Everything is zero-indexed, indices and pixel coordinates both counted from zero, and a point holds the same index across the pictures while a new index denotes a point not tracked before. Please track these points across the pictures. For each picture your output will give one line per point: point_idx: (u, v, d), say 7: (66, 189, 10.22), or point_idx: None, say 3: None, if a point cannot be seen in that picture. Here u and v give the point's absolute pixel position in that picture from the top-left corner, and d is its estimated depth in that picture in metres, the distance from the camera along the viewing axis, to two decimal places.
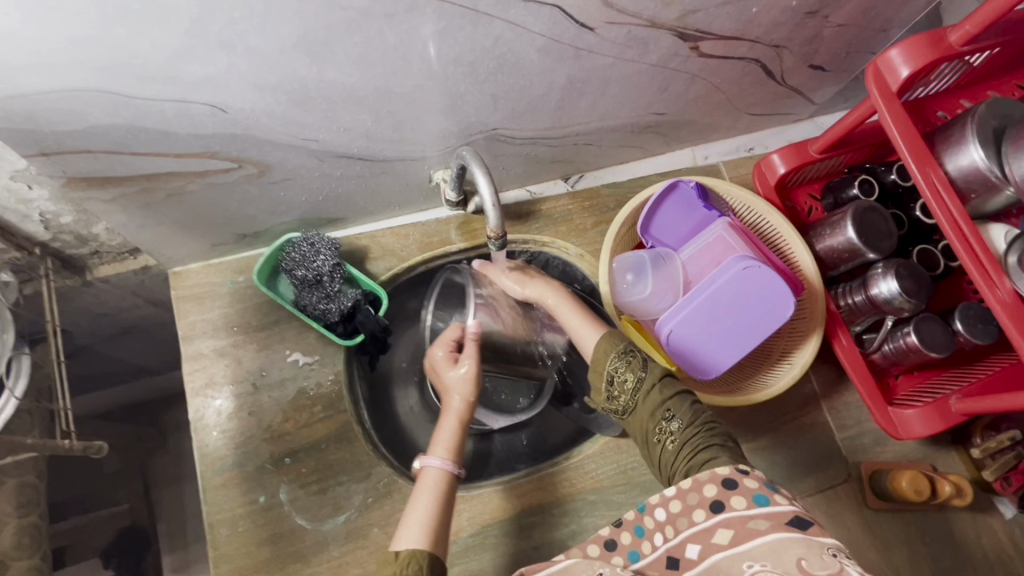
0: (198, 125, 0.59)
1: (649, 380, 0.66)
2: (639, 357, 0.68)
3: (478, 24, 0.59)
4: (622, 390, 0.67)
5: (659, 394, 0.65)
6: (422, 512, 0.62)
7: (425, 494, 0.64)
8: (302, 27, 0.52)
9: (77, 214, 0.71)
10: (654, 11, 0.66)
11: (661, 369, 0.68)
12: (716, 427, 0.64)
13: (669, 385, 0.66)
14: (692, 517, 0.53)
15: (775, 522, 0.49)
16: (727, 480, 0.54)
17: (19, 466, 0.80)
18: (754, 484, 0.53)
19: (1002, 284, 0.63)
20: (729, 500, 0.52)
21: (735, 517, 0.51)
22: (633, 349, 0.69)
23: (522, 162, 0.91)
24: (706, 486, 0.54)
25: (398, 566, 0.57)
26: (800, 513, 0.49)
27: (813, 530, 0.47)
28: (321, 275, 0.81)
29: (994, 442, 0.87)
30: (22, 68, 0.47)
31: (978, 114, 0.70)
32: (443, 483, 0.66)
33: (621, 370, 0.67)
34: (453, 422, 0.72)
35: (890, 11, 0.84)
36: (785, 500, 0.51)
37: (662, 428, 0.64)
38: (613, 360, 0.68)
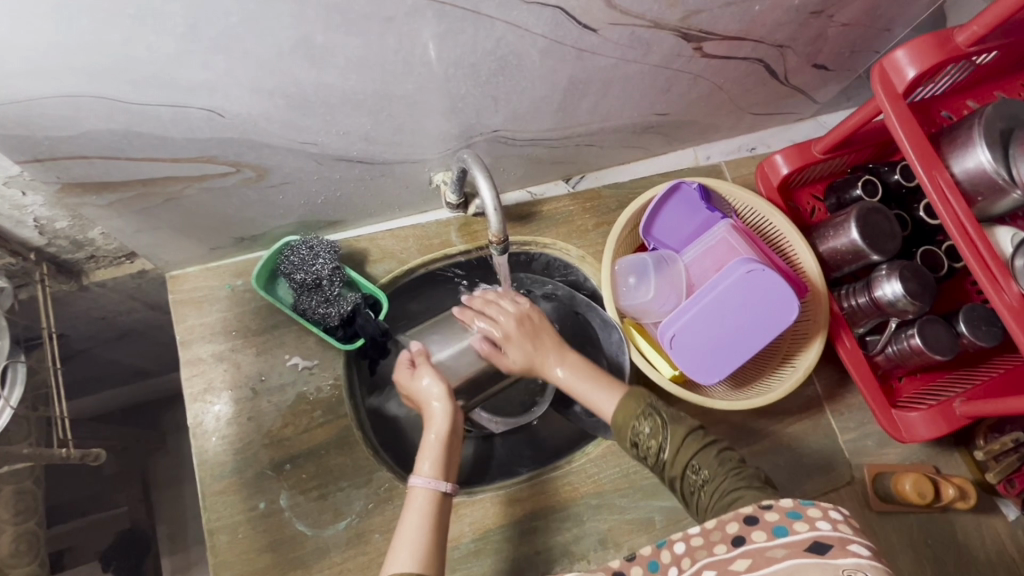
0: (195, 130, 0.58)
1: (671, 443, 0.68)
2: (659, 417, 0.69)
3: (479, 26, 0.58)
4: (647, 452, 0.69)
5: (685, 450, 0.67)
6: (412, 528, 0.63)
7: (413, 515, 0.65)
8: (301, 30, 0.51)
9: (73, 219, 0.71)
10: (657, 12, 0.65)
11: (683, 424, 0.69)
12: (744, 469, 0.65)
13: (694, 439, 0.68)
14: (712, 549, 0.54)
15: (794, 550, 0.47)
16: (749, 517, 0.53)
17: (16, 473, 0.80)
18: (775, 517, 0.52)
19: (1009, 289, 0.62)
20: (750, 534, 0.52)
21: (754, 548, 0.50)
22: (654, 410, 0.70)
23: (523, 164, 0.90)
24: (729, 524, 0.54)
25: None
26: (821, 539, 0.48)
27: (832, 554, 0.45)
28: (321, 278, 0.80)
29: (998, 445, 0.87)
30: (15, 75, 0.46)
31: (985, 116, 0.70)
32: (431, 501, 0.66)
33: (645, 433, 0.69)
34: (435, 437, 0.70)
35: (895, 10, 0.83)
36: (805, 527, 0.49)
37: (691, 482, 0.66)
38: (636, 424, 0.69)
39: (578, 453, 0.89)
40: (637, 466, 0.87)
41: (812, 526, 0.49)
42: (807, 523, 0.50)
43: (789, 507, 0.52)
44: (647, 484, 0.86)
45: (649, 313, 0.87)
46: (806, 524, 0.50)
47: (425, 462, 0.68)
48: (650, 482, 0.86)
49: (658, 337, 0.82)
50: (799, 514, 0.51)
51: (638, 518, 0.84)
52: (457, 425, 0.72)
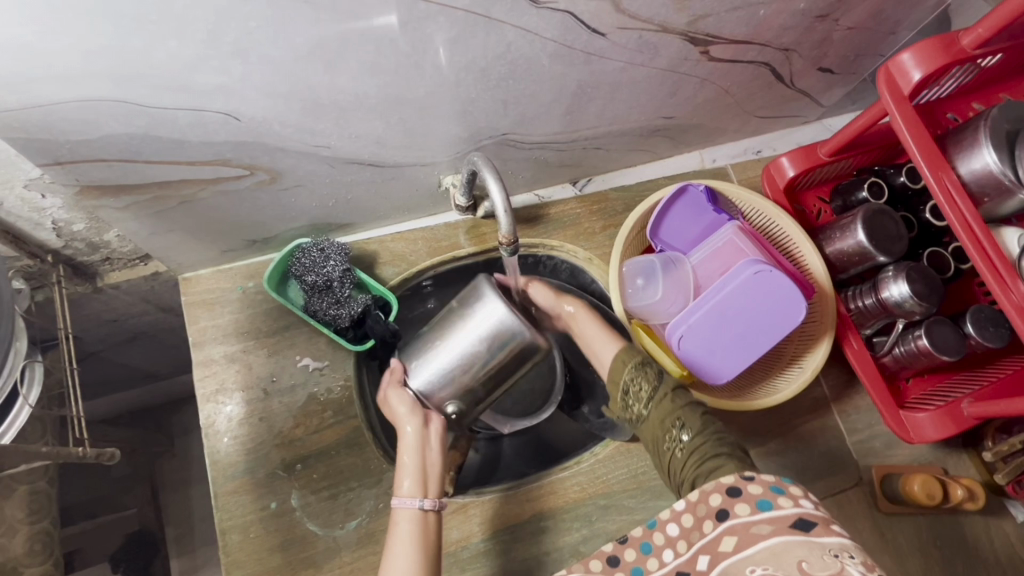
0: (211, 133, 0.59)
1: (661, 390, 0.71)
2: (654, 368, 0.74)
3: (490, 30, 0.59)
4: (637, 399, 0.73)
5: (672, 404, 0.70)
6: (401, 553, 0.63)
7: (402, 531, 0.66)
8: (316, 35, 0.52)
9: (90, 222, 0.72)
10: (665, 16, 0.66)
11: (674, 380, 0.73)
12: (725, 438, 0.65)
13: (681, 395, 0.71)
14: (702, 528, 0.54)
15: (778, 526, 0.49)
16: (732, 488, 0.54)
17: (30, 472, 0.81)
18: (758, 490, 0.53)
19: (1015, 287, 0.63)
20: (734, 507, 0.53)
21: (739, 523, 0.51)
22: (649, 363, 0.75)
23: (531, 167, 0.91)
24: (712, 496, 0.54)
25: None
26: (805, 515, 0.49)
27: (816, 532, 0.47)
28: (332, 280, 0.82)
29: (1005, 446, 0.86)
30: (39, 80, 0.47)
31: (991, 118, 0.70)
32: (415, 522, 0.67)
33: (636, 381, 0.73)
34: (411, 451, 0.71)
35: (899, 13, 0.84)
36: (790, 503, 0.51)
37: (673, 436, 0.67)
38: (629, 371, 0.75)
39: (587, 454, 0.89)
40: (645, 467, 0.88)
41: (796, 502, 0.51)
42: (791, 499, 0.51)
43: (772, 482, 0.53)
44: (655, 485, 0.86)
45: (656, 315, 0.87)
46: (790, 500, 0.51)
47: (405, 482, 0.69)
48: (658, 482, 0.87)
49: (666, 337, 0.83)
50: (781, 489, 0.52)
51: (647, 519, 0.85)
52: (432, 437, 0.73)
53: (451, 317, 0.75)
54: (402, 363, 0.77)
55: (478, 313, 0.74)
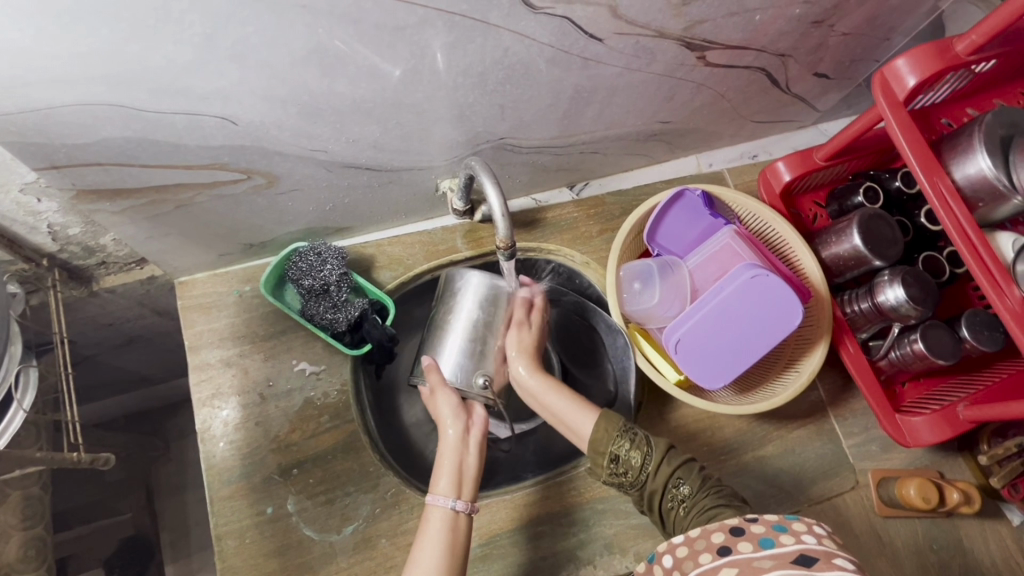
0: (209, 137, 0.59)
1: (654, 455, 0.69)
2: (641, 434, 0.70)
3: (487, 36, 0.59)
4: (627, 467, 0.69)
5: (668, 466, 0.68)
6: (427, 554, 0.63)
7: (430, 534, 0.65)
8: (314, 39, 0.52)
9: (86, 226, 0.71)
10: (662, 22, 0.66)
11: (663, 442, 0.70)
12: (723, 488, 0.66)
13: (675, 454, 0.69)
14: (698, 559, 0.54)
15: (780, 561, 0.48)
16: (735, 528, 0.54)
17: (25, 477, 0.80)
18: (761, 529, 0.53)
19: (1011, 293, 0.63)
20: (736, 545, 0.52)
21: (741, 558, 0.51)
22: (634, 429, 0.71)
23: (528, 171, 0.91)
24: (715, 534, 0.55)
25: None
26: (806, 551, 0.48)
27: (817, 567, 0.46)
28: (329, 284, 0.82)
29: (1001, 450, 0.86)
30: (35, 83, 0.47)
31: (986, 123, 0.71)
32: (446, 522, 0.66)
33: (626, 449, 0.69)
34: (449, 450, 0.71)
35: (894, 19, 0.84)
36: (791, 540, 0.50)
37: (673, 494, 0.67)
38: (617, 438, 0.69)
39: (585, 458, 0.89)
40: None
41: (798, 539, 0.50)
42: (793, 535, 0.51)
43: (775, 520, 0.53)
44: None
45: (653, 318, 0.87)
46: (792, 537, 0.50)
47: (439, 480, 0.68)
48: None
49: (664, 342, 0.83)
50: (784, 528, 0.52)
51: (644, 523, 0.84)
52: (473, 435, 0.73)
53: (447, 308, 0.79)
54: (433, 360, 0.77)
55: (465, 290, 0.79)
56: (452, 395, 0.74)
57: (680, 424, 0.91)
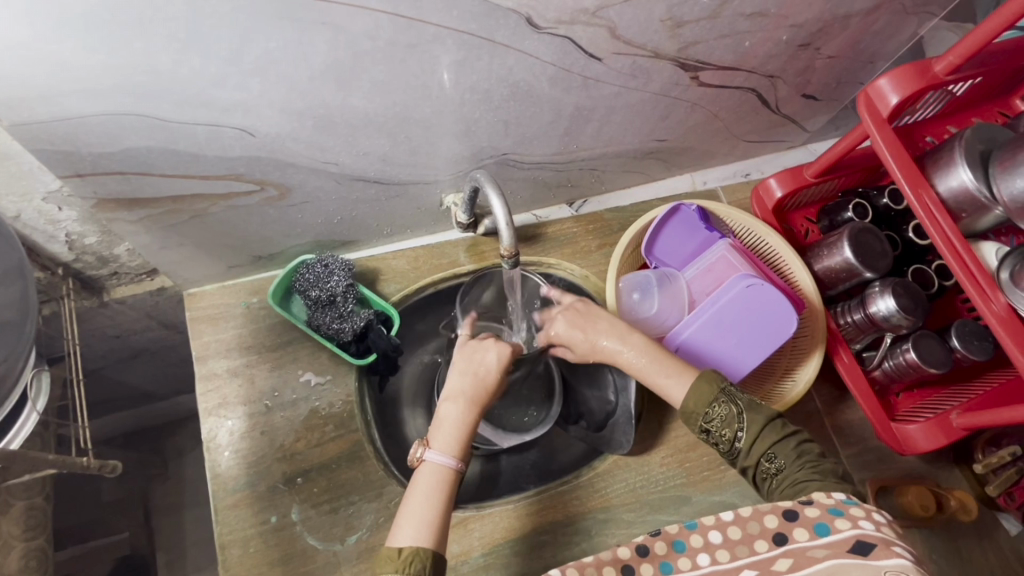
0: (227, 148, 0.62)
1: (747, 430, 0.67)
2: (736, 407, 0.68)
3: (494, 54, 0.63)
4: (720, 439, 0.68)
5: (764, 439, 0.66)
6: (421, 508, 0.63)
7: (424, 490, 0.65)
8: (332, 55, 0.55)
9: (102, 235, 0.74)
10: (657, 43, 0.70)
11: (760, 417, 0.67)
12: (821, 464, 0.64)
13: (772, 429, 0.67)
14: (753, 546, 0.54)
15: (835, 550, 0.49)
16: (788, 512, 0.55)
17: (29, 488, 0.81)
18: (815, 513, 0.54)
19: (996, 298, 0.66)
20: (792, 531, 0.54)
21: (796, 548, 0.52)
22: (728, 397, 0.68)
23: (530, 187, 0.94)
24: (768, 517, 0.55)
25: (401, 562, 0.59)
26: (864, 537, 0.50)
27: (874, 554, 0.47)
28: (335, 295, 0.84)
29: (995, 458, 0.89)
30: (69, 93, 0.50)
31: (965, 139, 0.74)
32: (440, 478, 0.66)
33: (717, 421, 0.68)
34: (466, 411, 0.70)
35: (876, 44, 0.89)
36: (847, 525, 0.52)
37: (766, 468, 0.66)
38: (709, 409, 0.68)
39: (586, 468, 0.90)
40: (643, 481, 0.88)
41: (854, 524, 0.51)
42: (850, 520, 0.52)
43: (831, 504, 0.54)
44: (654, 499, 0.87)
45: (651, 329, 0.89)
46: (848, 522, 0.52)
47: (442, 438, 0.69)
48: (657, 496, 0.87)
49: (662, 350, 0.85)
50: (840, 511, 0.53)
51: (646, 532, 0.85)
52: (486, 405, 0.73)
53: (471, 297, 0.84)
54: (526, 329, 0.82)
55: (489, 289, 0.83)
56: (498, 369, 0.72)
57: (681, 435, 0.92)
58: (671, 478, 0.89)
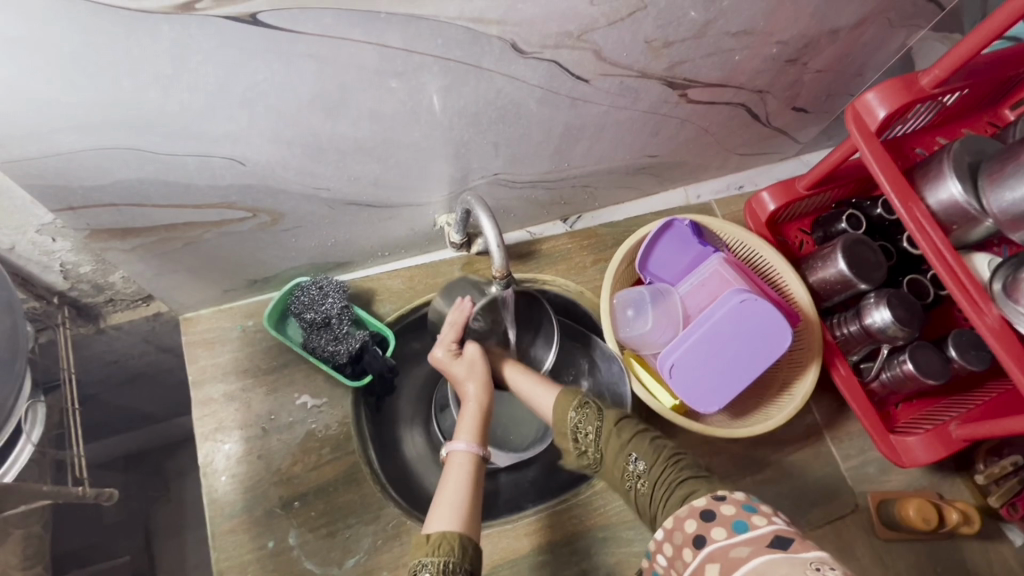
0: (218, 178, 0.62)
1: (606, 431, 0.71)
2: (595, 409, 0.74)
3: (480, 79, 0.63)
4: (587, 445, 0.72)
5: (619, 438, 0.70)
6: (452, 491, 0.66)
7: (456, 474, 0.69)
8: (318, 85, 0.56)
9: (96, 264, 0.74)
10: (643, 63, 0.71)
11: (616, 414, 0.73)
12: (680, 459, 0.66)
13: (626, 428, 0.71)
14: (682, 557, 0.54)
15: (756, 547, 0.50)
16: (705, 512, 0.55)
17: (27, 517, 0.81)
18: (731, 511, 0.54)
19: (989, 311, 0.66)
20: (710, 532, 0.53)
21: (718, 549, 0.52)
22: (590, 402, 0.75)
23: (522, 205, 0.94)
24: (688, 522, 0.56)
25: (431, 546, 0.59)
26: (780, 532, 0.50)
27: (793, 548, 0.48)
28: (330, 317, 0.84)
29: (997, 468, 0.89)
30: (61, 130, 0.50)
31: (954, 151, 0.75)
32: (469, 464, 0.71)
33: (581, 425, 0.73)
34: (471, 411, 0.78)
35: (865, 56, 0.89)
36: (762, 521, 0.52)
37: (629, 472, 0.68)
38: (572, 415, 0.74)
39: (584, 486, 0.89)
40: None
41: (768, 518, 0.52)
42: (763, 516, 0.52)
43: (743, 500, 0.54)
44: None
45: (647, 345, 0.90)
46: (763, 518, 0.52)
47: (463, 432, 0.75)
48: None
49: (658, 367, 0.85)
50: (753, 507, 0.54)
51: (646, 550, 0.84)
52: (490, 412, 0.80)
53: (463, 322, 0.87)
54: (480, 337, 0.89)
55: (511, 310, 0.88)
56: (485, 381, 0.81)
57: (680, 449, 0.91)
58: None
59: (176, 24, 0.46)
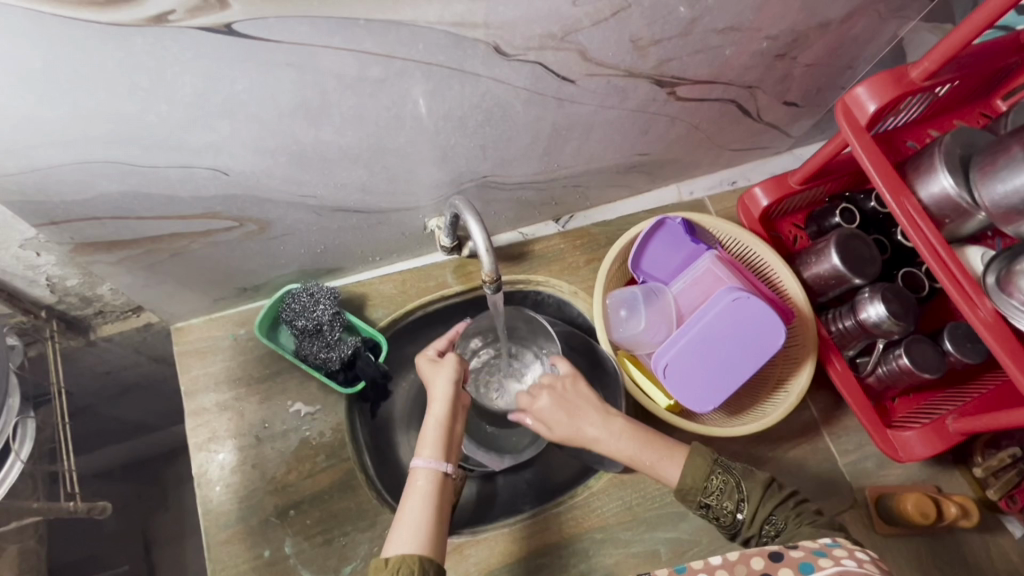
0: (202, 188, 0.62)
1: (749, 500, 0.67)
2: (732, 477, 0.69)
3: (465, 82, 0.63)
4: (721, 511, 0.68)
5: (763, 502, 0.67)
6: (415, 514, 0.65)
7: (417, 495, 0.67)
8: (300, 94, 0.55)
9: (83, 277, 0.74)
10: (630, 62, 0.70)
11: (756, 482, 0.68)
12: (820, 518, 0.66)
13: (771, 494, 0.67)
14: None
15: None
16: (773, 553, 0.54)
17: (21, 531, 0.81)
18: (799, 554, 0.53)
19: (982, 305, 0.65)
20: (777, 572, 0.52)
21: None
22: (723, 467, 0.69)
23: (512, 207, 0.94)
24: (754, 559, 0.54)
25: (388, 570, 0.58)
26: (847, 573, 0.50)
27: None
28: (322, 324, 0.84)
29: (994, 461, 0.88)
30: (37, 146, 0.50)
31: (945, 144, 0.74)
32: (432, 483, 0.69)
33: (714, 494, 0.68)
34: (435, 423, 0.73)
35: (855, 49, 0.89)
36: (830, 563, 0.52)
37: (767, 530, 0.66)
38: (709, 483, 0.68)
39: (581, 488, 0.89)
40: (640, 498, 0.87)
41: (837, 562, 0.52)
42: (832, 559, 0.52)
43: (815, 546, 0.54)
44: (651, 515, 0.86)
45: (642, 344, 0.89)
46: (831, 560, 0.52)
47: (426, 445, 0.71)
48: (654, 513, 0.86)
49: (652, 367, 0.84)
50: (824, 553, 0.53)
51: (644, 551, 0.84)
52: (457, 417, 0.76)
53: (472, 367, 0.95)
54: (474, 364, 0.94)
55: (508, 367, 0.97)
56: (456, 383, 0.76)
57: None
58: (668, 493, 0.87)
59: (150, 36, 0.45)
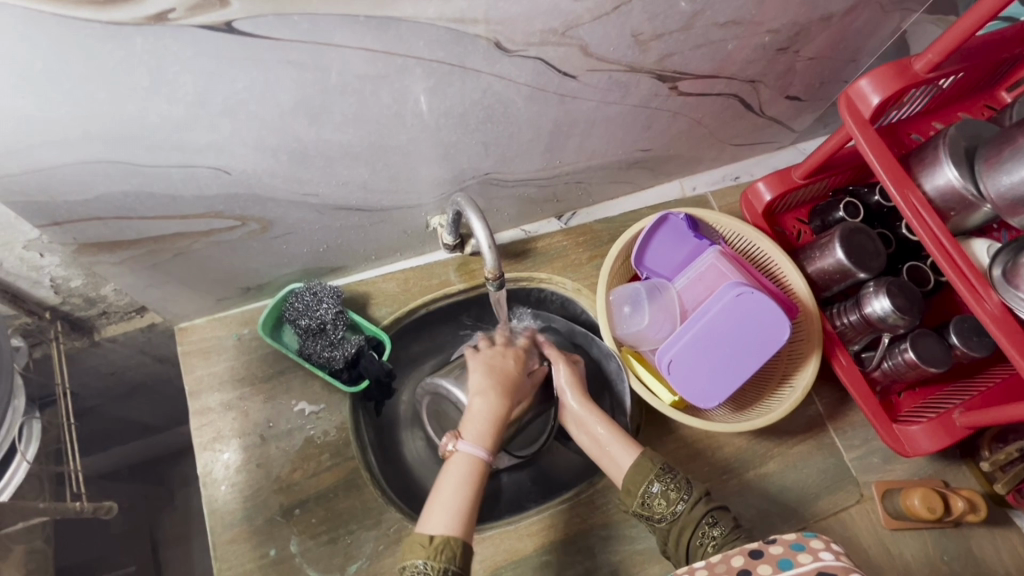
0: (204, 187, 0.62)
1: (691, 498, 0.68)
2: (679, 476, 0.70)
3: (466, 79, 0.62)
4: (657, 504, 0.69)
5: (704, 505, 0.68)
6: (452, 494, 0.66)
7: (455, 477, 0.68)
8: (300, 92, 0.55)
9: (87, 278, 0.74)
10: (631, 57, 0.70)
11: (700, 487, 0.70)
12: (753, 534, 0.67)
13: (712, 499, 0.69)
14: None
15: None
16: (754, 551, 0.55)
17: (28, 532, 0.81)
18: (779, 550, 0.54)
19: (989, 298, 0.64)
20: (756, 567, 0.53)
21: None
22: (668, 470, 0.71)
23: (515, 204, 0.94)
24: (734, 557, 0.55)
25: (432, 550, 0.61)
26: (825, 568, 0.49)
27: None
28: (325, 323, 0.84)
29: (1001, 455, 0.87)
30: (39, 146, 0.50)
31: (949, 136, 0.74)
32: (471, 467, 0.70)
33: (657, 490, 0.70)
34: (483, 414, 0.75)
35: (857, 41, 0.88)
36: (809, 558, 0.51)
37: (705, 532, 0.66)
38: (653, 479, 0.70)
39: (587, 485, 0.89)
40: None
41: (816, 556, 0.51)
42: (811, 554, 0.51)
43: (793, 539, 0.54)
44: None
45: (645, 341, 0.89)
46: (810, 555, 0.51)
47: (470, 432, 0.73)
48: None
49: (656, 363, 0.84)
50: (802, 545, 0.53)
51: (650, 548, 0.84)
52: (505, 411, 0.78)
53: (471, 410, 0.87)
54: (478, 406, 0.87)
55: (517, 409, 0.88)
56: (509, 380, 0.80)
57: (681, 445, 0.91)
58: None
59: (150, 35, 0.45)
